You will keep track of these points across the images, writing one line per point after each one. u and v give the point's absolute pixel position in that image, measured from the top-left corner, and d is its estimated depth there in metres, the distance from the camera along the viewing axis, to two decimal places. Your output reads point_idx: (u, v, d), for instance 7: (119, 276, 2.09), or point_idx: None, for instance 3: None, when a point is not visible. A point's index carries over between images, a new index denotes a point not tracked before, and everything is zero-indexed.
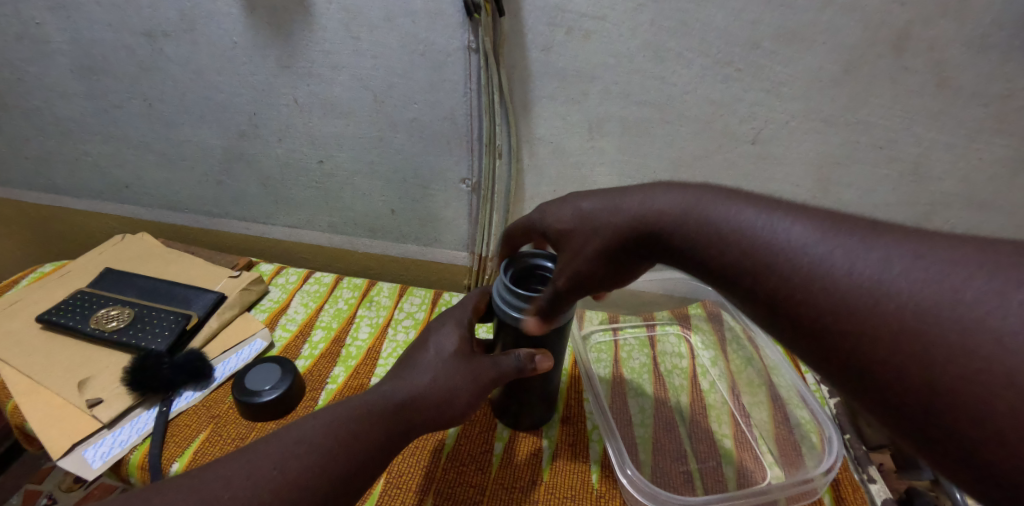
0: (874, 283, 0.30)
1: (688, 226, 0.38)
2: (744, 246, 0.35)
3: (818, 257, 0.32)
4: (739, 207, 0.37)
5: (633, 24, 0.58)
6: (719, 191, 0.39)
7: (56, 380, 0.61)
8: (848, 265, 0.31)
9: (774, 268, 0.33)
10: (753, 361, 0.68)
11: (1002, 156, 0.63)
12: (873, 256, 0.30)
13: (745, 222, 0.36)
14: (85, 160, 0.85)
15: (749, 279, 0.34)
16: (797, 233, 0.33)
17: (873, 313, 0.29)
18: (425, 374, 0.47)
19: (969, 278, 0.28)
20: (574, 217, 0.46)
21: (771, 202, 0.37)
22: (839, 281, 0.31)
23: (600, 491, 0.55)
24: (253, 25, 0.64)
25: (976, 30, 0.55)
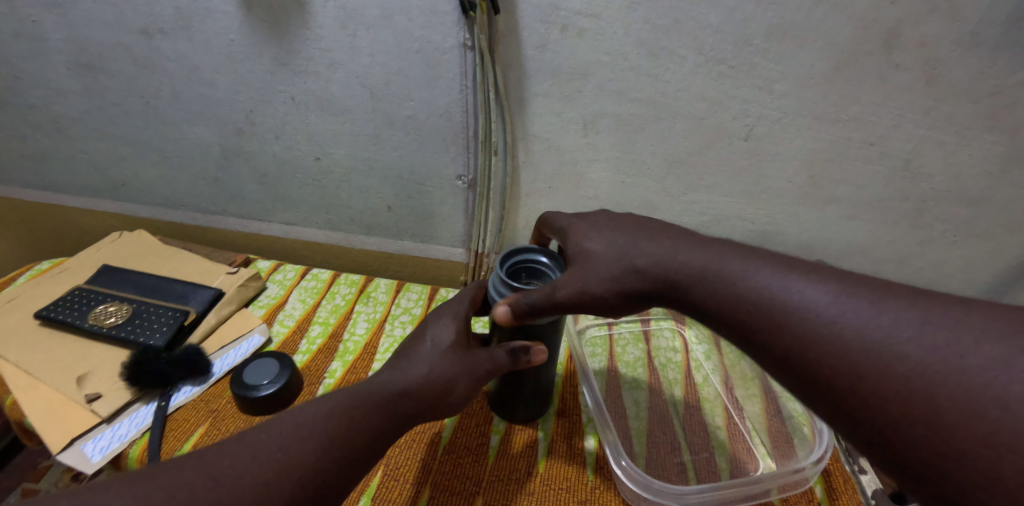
0: (885, 348, 0.32)
1: (706, 280, 0.40)
2: (760, 304, 0.37)
3: (833, 320, 0.34)
4: (757, 265, 0.39)
5: (627, 22, 0.59)
6: (735, 249, 0.41)
7: (54, 375, 0.61)
8: (860, 328, 0.33)
9: (788, 328, 0.36)
10: (746, 355, 0.69)
11: (991, 152, 0.64)
12: (885, 321, 0.33)
13: (762, 282, 0.38)
14: (82, 157, 0.85)
15: (764, 337, 0.37)
16: (811, 295, 0.36)
17: (887, 376, 0.32)
18: (424, 365, 0.47)
19: (974, 345, 0.31)
20: (597, 242, 0.46)
21: (785, 261, 0.39)
22: (851, 345, 0.33)
23: (595, 483, 0.55)
24: (250, 23, 0.65)
25: (964, 28, 0.56)
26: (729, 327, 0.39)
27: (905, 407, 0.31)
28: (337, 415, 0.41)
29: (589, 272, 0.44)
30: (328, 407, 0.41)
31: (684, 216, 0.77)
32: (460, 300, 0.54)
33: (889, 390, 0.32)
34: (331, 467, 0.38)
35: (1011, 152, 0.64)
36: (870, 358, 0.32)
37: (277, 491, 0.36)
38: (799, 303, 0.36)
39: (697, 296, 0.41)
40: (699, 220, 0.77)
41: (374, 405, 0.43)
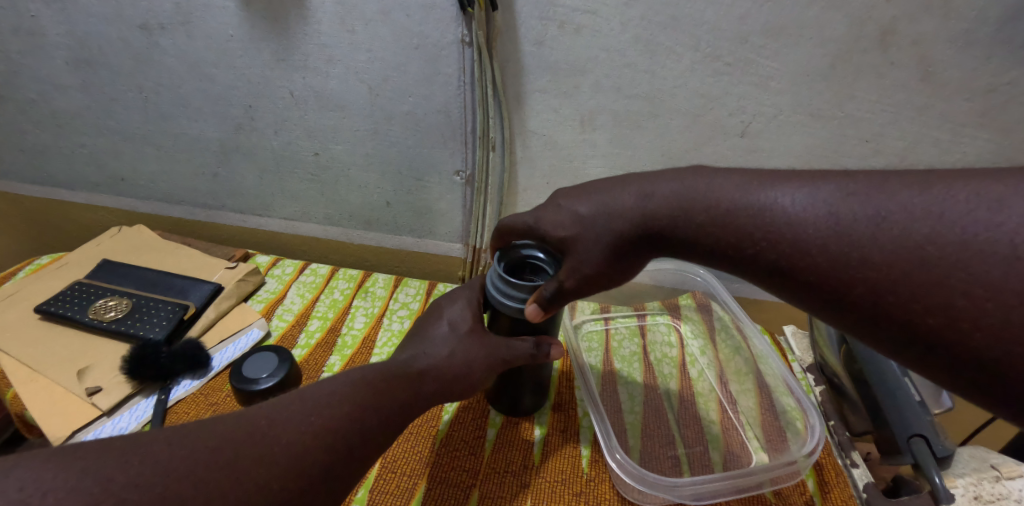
0: (866, 243, 0.32)
1: (686, 211, 0.40)
2: (744, 222, 0.37)
3: (815, 226, 0.34)
4: (737, 186, 0.38)
5: (624, 19, 0.59)
6: (713, 176, 0.41)
7: (55, 369, 0.62)
8: (841, 228, 0.33)
9: (772, 240, 0.35)
10: (741, 350, 0.69)
11: (986, 149, 0.65)
12: (867, 217, 0.32)
13: (746, 204, 0.37)
14: (81, 152, 0.85)
15: (750, 253, 0.37)
16: (798, 207, 0.35)
17: (890, 269, 0.31)
18: (440, 352, 0.49)
19: (967, 215, 0.29)
20: (568, 223, 0.46)
21: (762, 178, 0.38)
22: (834, 246, 0.33)
23: (590, 475, 0.56)
24: (248, 18, 0.65)
25: (960, 26, 0.56)
26: (716, 253, 0.39)
27: (921, 295, 0.29)
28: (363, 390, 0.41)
29: (578, 253, 0.45)
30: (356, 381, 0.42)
31: None
32: (460, 295, 0.55)
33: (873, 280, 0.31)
34: (359, 436, 0.39)
35: (1006, 149, 0.64)
36: (853, 255, 0.32)
37: (313, 456, 0.36)
38: (779, 220, 0.35)
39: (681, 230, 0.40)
40: None
41: (393, 384, 0.44)
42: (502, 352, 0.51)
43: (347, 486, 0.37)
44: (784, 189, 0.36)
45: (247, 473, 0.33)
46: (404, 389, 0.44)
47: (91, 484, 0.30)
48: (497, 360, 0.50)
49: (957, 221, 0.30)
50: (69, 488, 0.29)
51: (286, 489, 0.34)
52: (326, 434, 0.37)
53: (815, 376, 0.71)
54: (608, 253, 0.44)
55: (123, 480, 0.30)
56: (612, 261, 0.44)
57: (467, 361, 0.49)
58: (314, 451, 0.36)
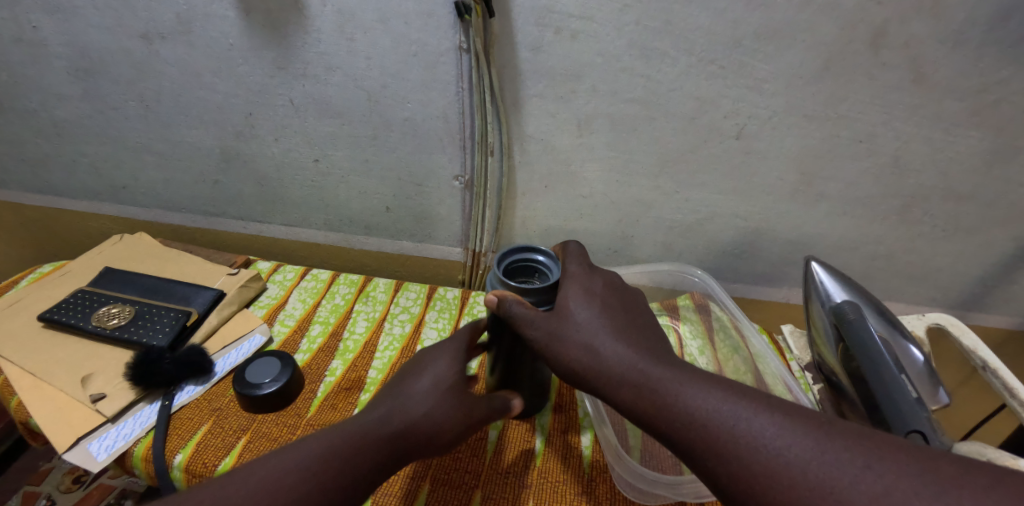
0: (850, 488, 0.32)
1: (663, 403, 0.39)
2: (720, 434, 0.36)
3: (800, 460, 0.34)
4: (714, 396, 0.38)
5: (619, 24, 0.60)
6: (696, 372, 0.41)
7: (60, 376, 0.62)
8: (825, 467, 0.33)
9: (746, 459, 0.35)
10: (739, 349, 0.69)
11: (977, 148, 0.66)
12: (850, 463, 0.33)
13: (728, 410, 0.37)
14: (83, 161, 0.86)
15: (722, 463, 0.35)
16: (780, 432, 0.35)
17: None
18: (421, 410, 0.46)
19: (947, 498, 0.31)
20: (584, 310, 0.46)
21: (733, 388, 0.39)
22: (819, 484, 0.32)
23: (591, 475, 0.57)
24: (249, 28, 0.66)
25: (950, 28, 0.57)
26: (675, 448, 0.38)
27: None
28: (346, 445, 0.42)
29: (565, 330, 0.45)
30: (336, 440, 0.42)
31: (678, 214, 0.78)
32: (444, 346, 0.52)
33: None
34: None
35: (998, 148, 0.65)
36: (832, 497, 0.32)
37: None
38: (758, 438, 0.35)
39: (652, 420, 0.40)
40: (693, 217, 0.78)
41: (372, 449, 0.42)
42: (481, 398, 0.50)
43: None
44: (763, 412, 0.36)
45: None
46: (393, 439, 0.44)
47: None
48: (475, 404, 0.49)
49: (937, 491, 0.31)
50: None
51: None
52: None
53: (813, 374, 0.72)
54: (585, 365, 0.43)
55: None
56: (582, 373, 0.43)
57: (450, 412, 0.47)
58: None
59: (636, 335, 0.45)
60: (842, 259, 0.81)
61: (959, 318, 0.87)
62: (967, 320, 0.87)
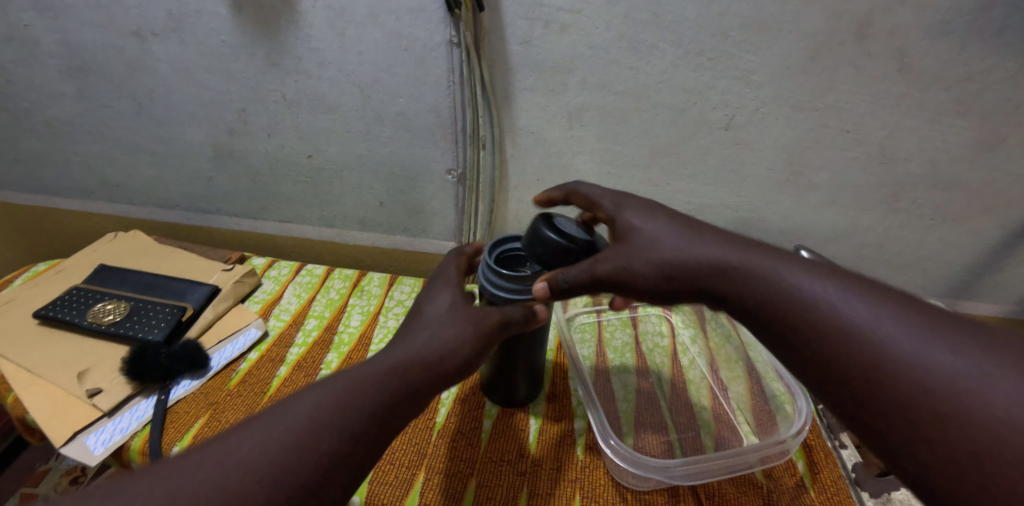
0: (887, 365, 0.31)
1: (785, 292, 0.36)
2: (930, 385, 0.30)
3: (861, 337, 0.33)
4: (865, 296, 0.34)
5: (608, 17, 0.61)
6: (780, 255, 0.38)
7: (56, 372, 0.63)
8: (884, 335, 0.32)
9: (835, 336, 0.33)
10: (731, 338, 0.71)
11: (962, 137, 0.67)
12: (897, 335, 0.32)
13: (825, 304, 0.34)
14: (76, 160, 0.86)
15: (798, 336, 0.35)
16: (859, 309, 0.33)
17: (894, 373, 0.31)
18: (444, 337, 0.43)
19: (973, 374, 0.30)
20: (648, 220, 0.41)
21: (894, 295, 0.34)
22: (877, 356, 0.32)
23: (585, 462, 0.58)
24: (241, 23, 0.66)
25: (933, 17, 0.58)
26: (830, 391, 0.34)
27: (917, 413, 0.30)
28: (347, 400, 0.37)
29: (633, 250, 0.40)
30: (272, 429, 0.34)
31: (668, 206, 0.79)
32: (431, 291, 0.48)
33: (889, 384, 0.31)
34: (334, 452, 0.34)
35: (983, 137, 0.66)
36: (891, 361, 0.32)
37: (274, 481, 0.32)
38: (1000, 402, 0.29)
39: (778, 311, 0.36)
40: (683, 209, 0.79)
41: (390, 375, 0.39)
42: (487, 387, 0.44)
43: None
44: (999, 350, 0.31)
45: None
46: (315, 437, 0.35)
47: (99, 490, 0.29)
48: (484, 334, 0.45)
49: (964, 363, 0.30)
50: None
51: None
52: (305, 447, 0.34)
53: None
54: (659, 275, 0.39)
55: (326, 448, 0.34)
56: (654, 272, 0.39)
57: (455, 339, 0.43)
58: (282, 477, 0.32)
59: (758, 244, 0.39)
60: (831, 249, 0.83)
61: (949, 306, 0.88)
62: (957, 308, 0.88)
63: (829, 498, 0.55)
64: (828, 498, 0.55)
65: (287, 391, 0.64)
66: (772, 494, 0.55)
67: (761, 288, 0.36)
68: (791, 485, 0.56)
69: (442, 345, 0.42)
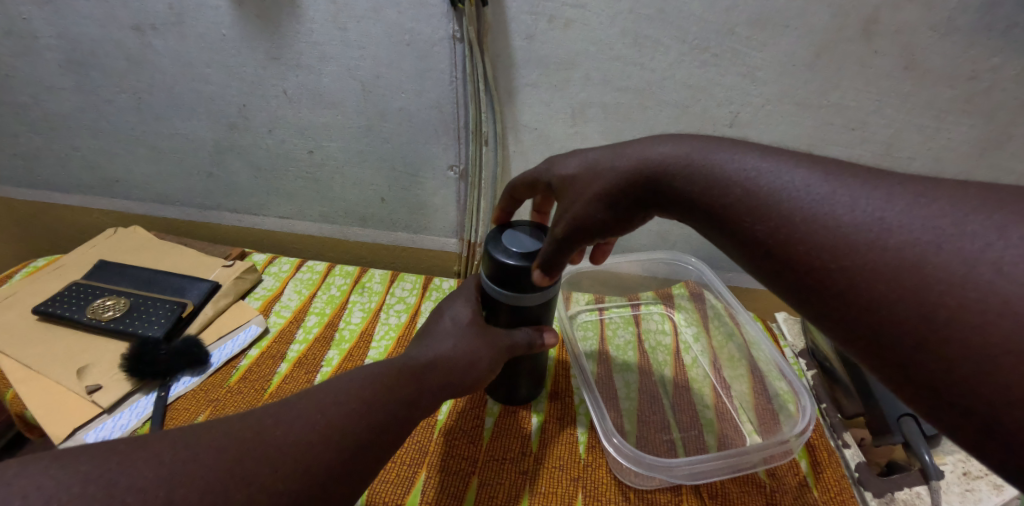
0: (833, 227, 0.29)
1: (706, 173, 0.36)
2: (851, 233, 0.28)
3: (801, 203, 0.31)
4: (786, 162, 0.33)
5: (613, 12, 0.60)
6: (720, 141, 0.37)
7: (55, 369, 0.62)
8: (824, 198, 0.30)
9: (776, 207, 0.32)
10: (734, 336, 0.70)
11: (969, 136, 0.66)
12: (843, 196, 0.30)
13: (754, 177, 0.33)
14: (75, 155, 0.85)
15: (743, 218, 0.33)
16: (801, 177, 0.32)
17: (851, 236, 0.28)
18: (462, 348, 0.48)
19: (964, 220, 0.26)
20: (576, 165, 0.45)
21: (816, 158, 0.33)
22: (816, 215, 0.30)
23: (587, 461, 0.57)
24: (242, 18, 0.65)
25: (942, 14, 0.57)
26: (767, 269, 0.32)
27: (887, 282, 0.26)
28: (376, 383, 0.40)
29: (573, 196, 0.43)
30: (267, 444, 0.33)
31: None
32: (451, 304, 0.53)
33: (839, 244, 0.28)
34: (371, 431, 0.37)
35: (990, 136, 0.66)
36: (834, 217, 0.29)
37: (319, 449, 0.34)
38: (920, 238, 0.27)
39: (704, 193, 0.36)
40: None
41: (416, 370, 0.43)
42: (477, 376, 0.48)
43: (352, 485, 0.35)
44: (917, 189, 0.29)
45: (257, 470, 0.31)
46: (313, 451, 0.34)
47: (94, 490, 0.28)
48: (495, 348, 0.50)
49: (932, 212, 0.27)
50: (101, 486, 0.28)
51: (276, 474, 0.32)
52: (346, 419, 0.36)
53: (807, 361, 0.72)
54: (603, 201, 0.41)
55: (365, 427, 0.37)
56: (595, 205, 0.41)
57: (471, 348, 0.48)
58: (327, 444, 0.34)
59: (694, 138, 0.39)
60: None
61: None
62: None
63: (832, 499, 0.55)
64: (831, 498, 0.55)
65: (287, 388, 0.64)
66: (775, 493, 0.55)
67: (697, 179, 0.36)
68: (794, 485, 0.56)
69: (462, 351, 0.48)
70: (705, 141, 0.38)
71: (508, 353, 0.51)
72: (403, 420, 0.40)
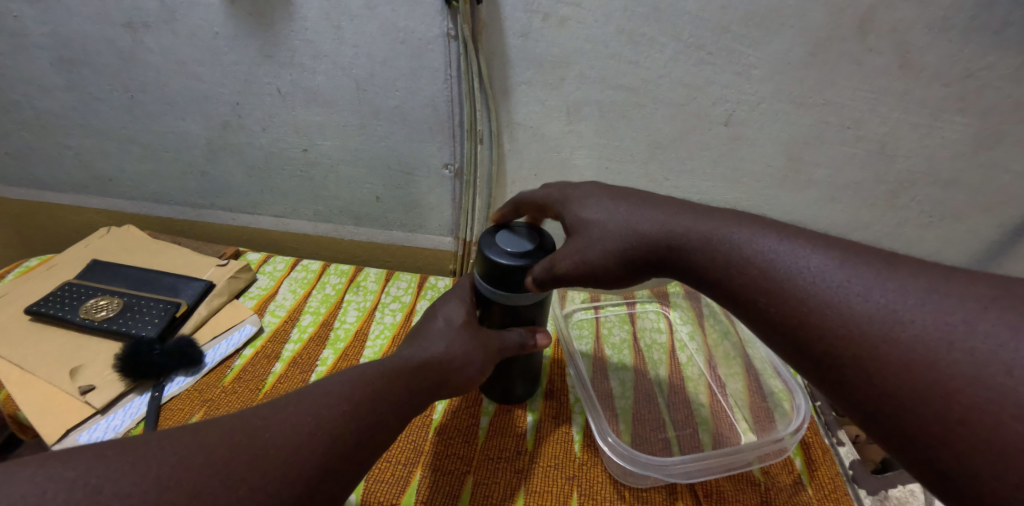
0: (849, 316, 0.32)
1: (728, 252, 0.38)
2: (864, 322, 0.31)
3: (818, 289, 0.34)
4: (803, 246, 0.36)
5: (608, 10, 0.60)
6: (738, 216, 0.40)
7: (47, 369, 0.62)
8: (840, 285, 0.33)
9: (793, 291, 0.34)
10: (729, 334, 0.70)
11: (963, 134, 0.66)
12: (857, 284, 0.33)
13: (772, 258, 0.36)
14: (68, 154, 0.85)
15: (763, 300, 0.36)
16: (815, 262, 0.35)
17: (872, 329, 0.31)
18: (453, 351, 0.48)
19: (979, 315, 0.29)
20: (597, 209, 0.45)
21: (831, 242, 0.36)
22: (830, 302, 0.33)
23: (582, 459, 0.57)
24: (234, 15, 0.65)
25: (937, 12, 0.57)
26: (785, 344, 0.35)
27: (907, 372, 0.29)
28: (368, 386, 0.40)
29: (587, 241, 0.44)
30: (255, 445, 0.33)
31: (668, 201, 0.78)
32: (445, 302, 0.53)
33: (853, 331, 0.31)
34: (361, 433, 0.37)
35: (985, 133, 0.66)
36: (847, 304, 0.32)
37: (309, 452, 0.34)
38: (933, 333, 0.30)
39: (724, 272, 0.38)
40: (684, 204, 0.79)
41: (407, 371, 0.43)
42: (467, 375, 0.48)
43: (342, 486, 0.35)
44: (929, 282, 0.32)
45: (246, 472, 0.31)
46: (302, 453, 0.34)
47: (81, 494, 0.28)
48: (487, 348, 0.50)
49: (952, 308, 0.30)
50: (88, 490, 0.28)
51: (266, 476, 0.32)
52: (337, 421, 0.36)
53: None
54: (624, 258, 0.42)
55: (357, 428, 0.37)
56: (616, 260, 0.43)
57: (463, 350, 0.48)
58: (317, 446, 0.34)
59: (714, 211, 0.41)
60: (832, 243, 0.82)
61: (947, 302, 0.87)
62: None
63: (827, 496, 0.55)
64: (825, 496, 0.55)
65: (282, 388, 0.63)
66: (769, 491, 0.55)
67: (718, 254, 0.39)
68: (788, 483, 0.56)
69: (453, 351, 0.48)
70: (723, 214, 0.41)
71: (500, 353, 0.51)
72: (393, 423, 0.40)
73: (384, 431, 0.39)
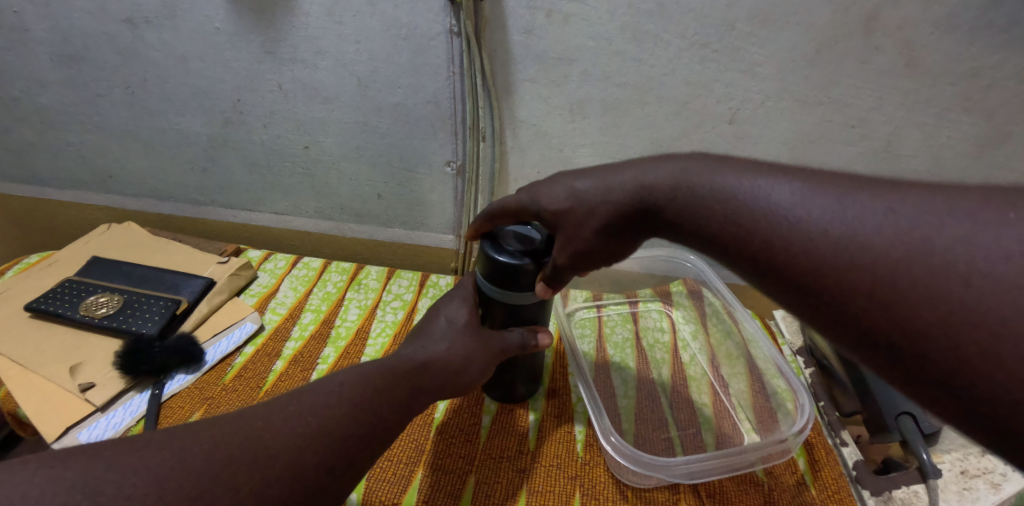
0: (815, 252, 0.30)
1: (693, 197, 0.37)
2: (828, 253, 0.30)
3: (783, 226, 0.32)
4: (766, 182, 0.34)
5: (612, 7, 0.59)
6: (706, 160, 0.38)
7: (47, 366, 0.62)
8: (802, 219, 0.31)
9: (761, 230, 0.33)
10: (732, 334, 0.70)
11: (968, 134, 0.66)
12: (818, 215, 0.31)
13: (738, 198, 0.35)
14: (69, 150, 0.84)
15: (735, 246, 0.34)
16: (779, 196, 0.33)
17: (834, 261, 0.30)
18: (455, 350, 0.48)
19: (941, 226, 0.28)
20: (564, 193, 0.43)
21: (795, 171, 0.34)
22: (795, 240, 0.31)
23: (585, 459, 0.57)
24: (235, 11, 0.64)
25: (943, 11, 0.56)
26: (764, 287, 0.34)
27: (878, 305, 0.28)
28: (370, 385, 0.39)
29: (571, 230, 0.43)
30: (256, 445, 0.33)
31: None
32: (448, 301, 0.53)
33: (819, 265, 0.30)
34: (364, 433, 0.37)
35: (989, 133, 0.65)
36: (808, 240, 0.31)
37: (311, 453, 0.34)
38: (894, 254, 0.28)
39: (694, 220, 0.37)
40: None
41: (409, 370, 0.43)
42: (469, 374, 0.48)
43: (344, 485, 0.35)
44: (888, 202, 0.30)
45: (247, 472, 0.31)
46: (304, 453, 0.33)
47: (81, 495, 0.28)
48: (490, 347, 0.50)
49: (915, 228, 0.28)
50: (88, 490, 0.28)
51: (268, 476, 0.32)
52: (338, 421, 0.36)
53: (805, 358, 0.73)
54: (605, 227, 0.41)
55: (359, 428, 0.37)
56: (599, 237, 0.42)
57: (465, 350, 0.48)
58: (319, 446, 0.34)
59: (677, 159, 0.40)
60: None
61: None
62: None
63: (831, 497, 0.55)
64: (829, 496, 0.55)
65: (281, 387, 0.63)
66: (773, 492, 0.55)
67: (686, 201, 0.37)
68: (792, 483, 0.56)
69: (456, 351, 0.48)
70: (689, 158, 0.39)
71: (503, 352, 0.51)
72: (395, 422, 0.39)
73: (386, 430, 0.39)
